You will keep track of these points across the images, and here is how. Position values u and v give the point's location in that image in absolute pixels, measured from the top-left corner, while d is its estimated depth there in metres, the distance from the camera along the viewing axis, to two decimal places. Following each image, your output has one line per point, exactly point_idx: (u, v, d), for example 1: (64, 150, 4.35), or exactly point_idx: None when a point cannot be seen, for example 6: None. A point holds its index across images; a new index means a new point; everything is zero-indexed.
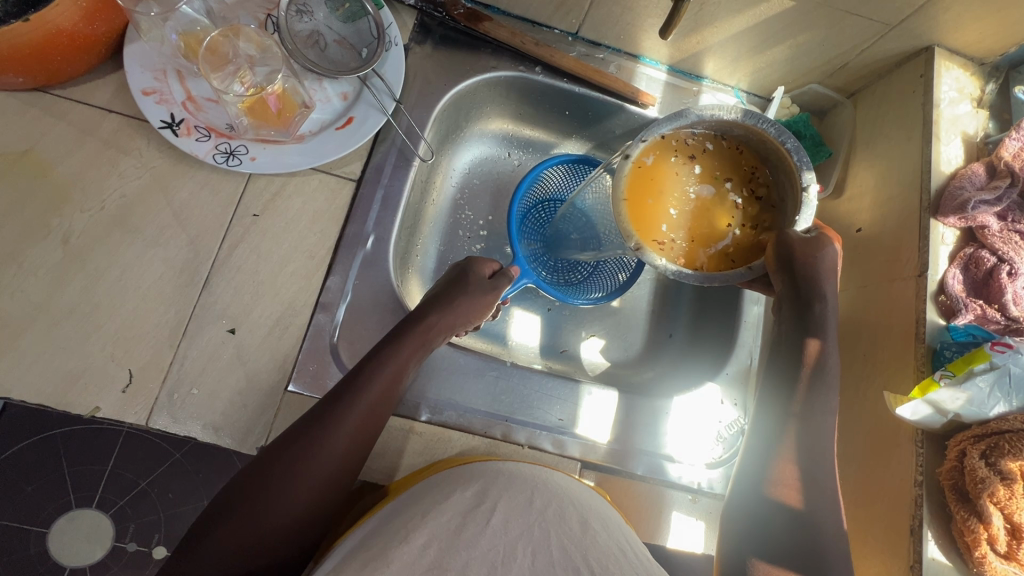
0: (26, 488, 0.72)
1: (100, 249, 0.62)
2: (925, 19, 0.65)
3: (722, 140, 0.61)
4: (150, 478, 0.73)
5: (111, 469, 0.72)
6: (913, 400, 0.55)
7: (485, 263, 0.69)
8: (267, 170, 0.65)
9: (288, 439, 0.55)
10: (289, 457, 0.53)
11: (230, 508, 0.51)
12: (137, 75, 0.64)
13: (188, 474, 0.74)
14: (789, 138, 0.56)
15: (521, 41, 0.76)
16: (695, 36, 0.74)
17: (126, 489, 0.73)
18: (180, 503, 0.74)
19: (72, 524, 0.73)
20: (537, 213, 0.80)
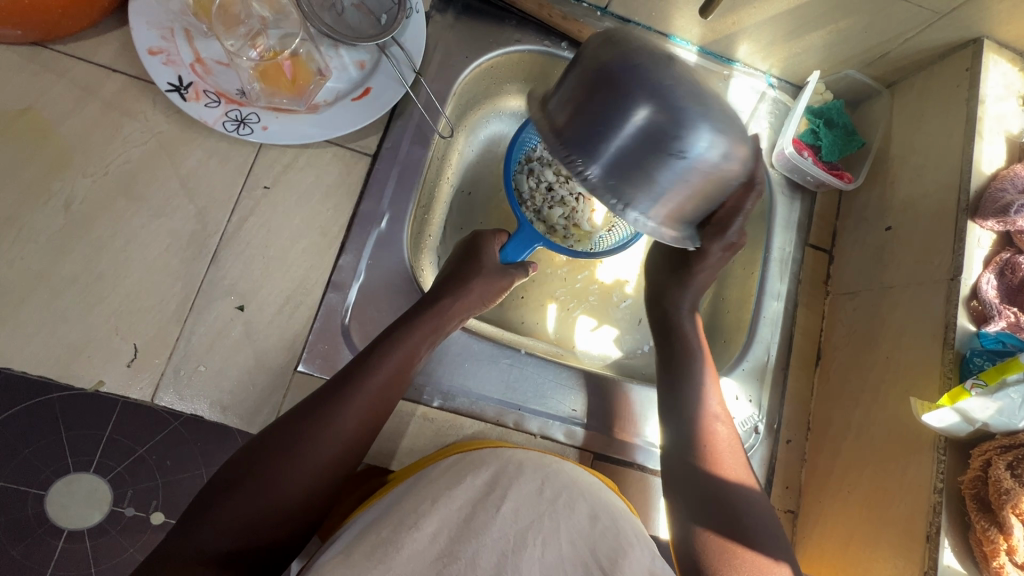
0: (23, 450, 0.70)
1: (102, 216, 0.59)
2: (977, 9, 0.62)
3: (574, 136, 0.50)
4: (148, 445, 0.72)
5: (109, 435, 0.71)
6: (942, 408, 0.54)
7: (495, 240, 0.69)
8: (278, 140, 0.62)
9: (296, 415, 0.53)
10: (297, 434, 0.52)
11: (230, 486, 0.50)
12: (143, 33, 0.60)
13: (187, 443, 0.73)
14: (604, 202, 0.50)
15: (548, 14, 0.73)
16: (732, 16, 0.70)
17: (124, 455, 0.72)
18: (178, 471, 0.73)
19: (71, 488, 0.71)
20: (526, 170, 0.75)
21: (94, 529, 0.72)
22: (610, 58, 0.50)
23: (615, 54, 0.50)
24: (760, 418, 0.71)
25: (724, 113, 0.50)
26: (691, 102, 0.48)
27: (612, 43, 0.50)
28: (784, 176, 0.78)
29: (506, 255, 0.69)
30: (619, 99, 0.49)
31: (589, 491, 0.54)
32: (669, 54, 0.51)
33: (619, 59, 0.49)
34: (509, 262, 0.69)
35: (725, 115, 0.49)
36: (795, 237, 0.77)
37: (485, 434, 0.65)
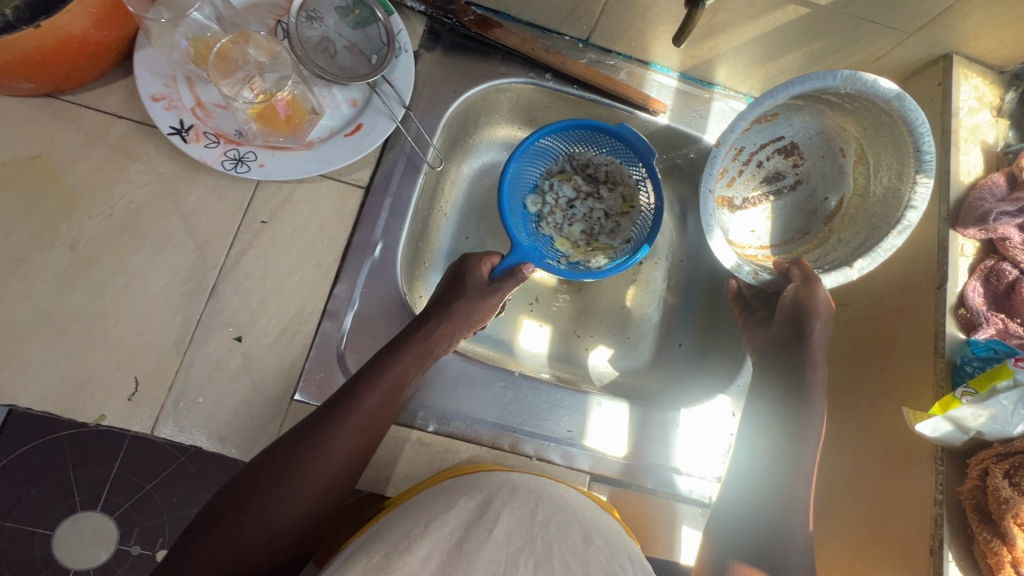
0: (31, 489, 0.74)
1: (106, 254, 0.62)
2: (943, 27, 0.64)
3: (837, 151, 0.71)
4: (154, 481, 0.75)
5: (116, 472, 0.74)
6: (933, 416, 0.54)
7: (483, 259, 0.69)
8: (275, 176, 0.65)
9: (286, 441, 0.54)
10: (287, 459, 0.53)
11: (220, 514, 0.51)
12: (147, 81, 0.64)
13: (192, 478, 0.76)
14: (872, 122, 0.66)
15: (531, 48, 0.75)
16: (707, 43, 0.73)
17: (131, 492, 0.75)
18: (184, 506, 0.76)
19: (77, 527, 0.75)
20: (540, 188, 0.81)
21: (99, 566, 0.77)
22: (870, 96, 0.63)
23: (844, 106, 0.68)
24: None
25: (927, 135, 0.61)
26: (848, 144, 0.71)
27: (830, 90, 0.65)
28: None
29: (498, 271, 0.69)
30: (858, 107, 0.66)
31: (582, 515, 0.55)
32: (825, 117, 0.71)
33: (851, 79, 0.61)
34: (500, 277, 0.68)
35: (895, 149, 0.65)
36: None
37: (483, 459, 0.65)
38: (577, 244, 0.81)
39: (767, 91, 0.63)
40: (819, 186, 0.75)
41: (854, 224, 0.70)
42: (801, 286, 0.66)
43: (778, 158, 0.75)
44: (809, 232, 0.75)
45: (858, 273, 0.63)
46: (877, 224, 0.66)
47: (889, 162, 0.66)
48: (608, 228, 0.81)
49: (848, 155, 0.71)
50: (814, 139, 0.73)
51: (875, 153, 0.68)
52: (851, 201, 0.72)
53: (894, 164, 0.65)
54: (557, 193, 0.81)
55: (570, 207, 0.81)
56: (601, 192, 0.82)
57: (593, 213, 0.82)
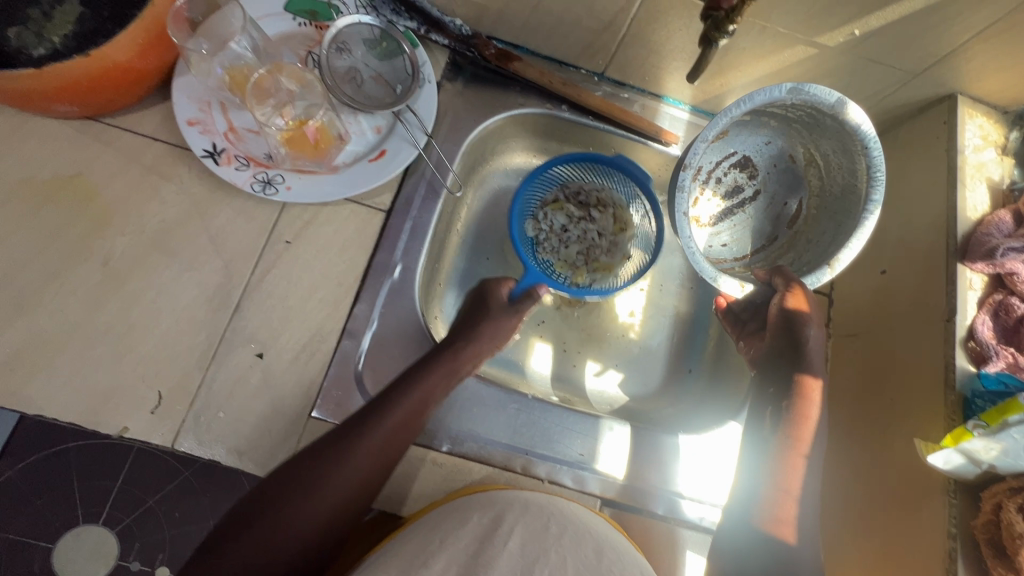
0: (37, 500, 0.78)
1: (136, 271, 0.64)
2: (947, 69, 0.67)
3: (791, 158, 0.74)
4: (157, 496, 0.79)
5: (120, 485, 0.78)
6: (946, 448, 0.54)
7: (503, 283, 0.71)
8: (301, 199, 0.68)
9: (314, 451, 0.56)
10: (314, 470, 0.55)
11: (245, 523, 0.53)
12: (184, 106, 0.68)
13: (194, 495, 0.79)
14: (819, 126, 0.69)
15: (548, 80, 0.78)
16: (719, 78, 0.76)
17: (133, 506, 0.79)
18: (184, 523, 0.79)
19: (79, 540, 0.78)
20: (535, 214, 0.82)
21: None
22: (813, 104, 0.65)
23: (793, 113, 0.70)
24: None
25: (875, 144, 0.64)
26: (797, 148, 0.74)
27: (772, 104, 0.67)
28: None
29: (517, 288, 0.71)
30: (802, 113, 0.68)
31: (595, 531, 0.55)
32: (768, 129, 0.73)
33: (796, 91, 0.62)
34: (518, 297, 0.71)
35: (845, 150, 0.67)
36: None
37: (495, 480, 0.65)
38: (576, 266, 0.82)
39: (721, 111, 0.62)
40: (776, 190, 0.77)
41: (819, 223, 0.72)
42: (786, 294, 0.66)
43: (736, 171, 0.76)
44: (778, 237, 0.77)
45: (839, 269, 0.64)
46: (842, 221, 0.68)
47: (840, 160, 0.69)
48: (604, 248, 0.83)
49: (800, 156, 0.74)
50: (765, 151, 0.76)
51: (825, 154, 0.71)
52: (811, 202, 0.74)
53: (844, 161, 0.68)
54: (554, 218, 0.82)
55: (565, 230, 0.82)
56: (593, 215, 0.83)
57: (589, 236, 0.83)
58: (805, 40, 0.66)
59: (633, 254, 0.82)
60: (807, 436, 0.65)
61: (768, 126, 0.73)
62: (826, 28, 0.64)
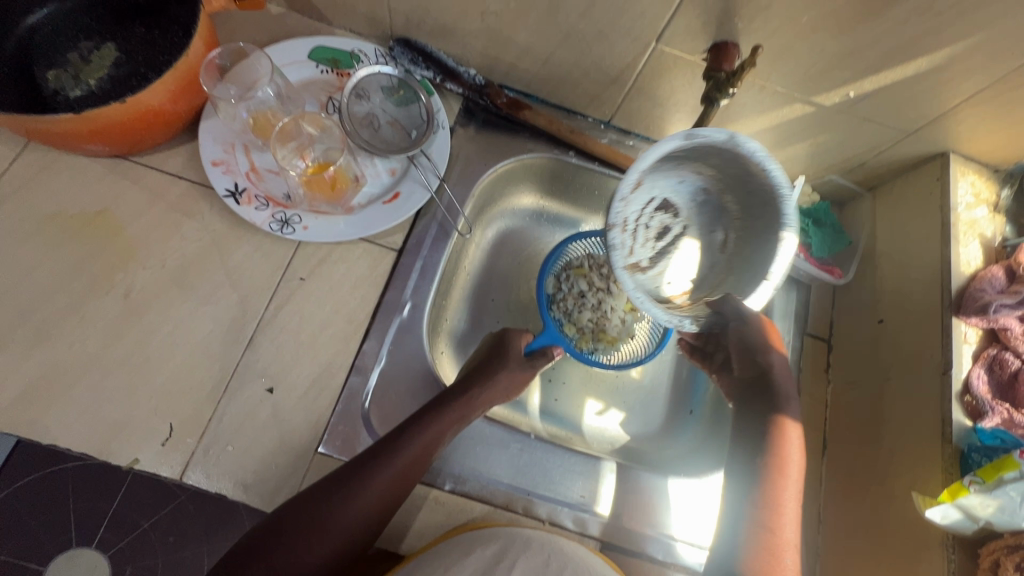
0: (30, 521, 0.75)
1: (155, 304, 0.66)
2: (939, 129, 0.70)
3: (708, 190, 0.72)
4: (152, 520, 0.74)
5: (115, 508, 0.74)
6: (942, 503, 0.55)
7: (520, 336, 0.76)
8: (317, 238, 0.70)
9: (321, 488, 0.58)
10: (320, 507, 0.57)
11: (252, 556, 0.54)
12: (209, 147, 0.71)
13: (189, 518, 0.74)
14: (708, 159, 0.68)
15: (557, 128, 0.82)
16: (720, 130, 0.79)
17: (127, 530, 0.74)
18: (180, 549, 0.74)
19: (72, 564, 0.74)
20: (557, 278, 0.87)
21: None
22: (718, 143, 0.65)
23: (681, 159, 0.68)
24: None
25: (755, 145, 0.64)
26: (693, 176, 0.71)
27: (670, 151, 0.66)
28: None
29: (529, 347, 0.76)
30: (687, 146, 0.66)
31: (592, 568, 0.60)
32: (677, 168, 0.70)
33: (688, 136, 0.64)
34: (534, 354, 0.76)
35: (745, 170, 0.67)
36: (794, 326, 0.80)
37: (490, 517, 0.66)
38: (583, 331, 0.86)
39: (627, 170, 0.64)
40: (699, 224, 0.76)
41: (744, 249, 0.71)
42: (740, 325, 0.68)
43: (659, 214, 0.74)
44: (716, 266, 0.75)
45: (778, 280, 0.65)
46: (766, 238, 0.67)
47: (754, 186, 0.68)
48: (613, 322, 0.87)
49: (707, 190, 0.73)
50: (682, 189, 0.73)
51: (732, 176, 0.69)
52: (735, 228, 0.72)
53: (755, 184, 0.67)
54: (573, 285, 0.87)
55: (581, 296, 0.88)
56: (613, 290, 0.88)
57: (602, 306, 0.88)
58: (802, 99, 0.70)
59: (638, 336, 0.87)
60: (790, 474, 0.63)
61: (665, 176, 0.70)
62: (822, 89, 0.68)
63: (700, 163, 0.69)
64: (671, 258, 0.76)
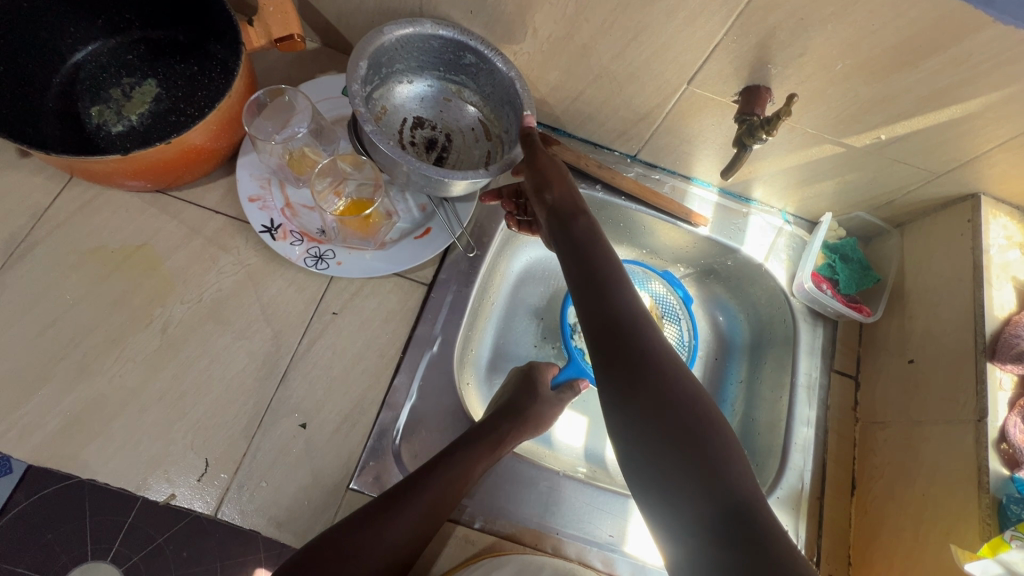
0: (47, 534, 0.76)
1: (192, 338, 0.67)
2: (969, 172, 0.70)
3: (467, 96, 0.78)
4: (167, 534, 0.74)
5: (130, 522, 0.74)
6: (983, 558, 0.58)
7: (548, 369, 0.78)
8: (350, 273, 0.71)
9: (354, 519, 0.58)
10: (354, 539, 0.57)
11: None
12: (246, 183, 0.72)
13: (206, 531, 0.75)
14: (406, 62, 0.73)
15: (585, 163, 0.83)
16: (748, 166, 0.80)
17: (143, 544, 0.74)
18: (191, 564, 0.74)
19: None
20: None
21: None
22: (393, 45, 0.68)
23: (393, 69, 0.73)
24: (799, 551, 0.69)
25: (448, 29, 0.68)
26: (410, 76, 0.76)
27: (385, 56, 0.69)
28: (806, 305, 0.83)
29: (556, 379, 0.79)
30: (403, 49, 0.70)
31: None
32: (385, 89, 0.75)
33: (395, 31, 0.67)
34: (560, 386, 0.79)
35: (455, 54, 0.72)
36: (821, 363, 0.80)
37: (499, 547, 0.65)
38: None
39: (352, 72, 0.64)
40: (453, 122, 0.79)
41: (501, 121, 0.77)
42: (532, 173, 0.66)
43: (419, 130, 0.78)
44: (489, 154, 0.78)
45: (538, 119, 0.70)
46: (511, 111, 0.74)
47: (487, 85, 0.74)
48: None
49: (447, 95, 0.78)
50: (426, 102, 0.78)
51: (470, 76, 0.75)
52: (488, 119, 0.78)
53: (486, 84, 0.74)
54: None
55: None
56: None
57: None
58: (832, 139, 0.70)
59: None
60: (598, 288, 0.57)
61: (396, 92, 0.76)
62: (853, 131, 0.68)
63: (409, 64, 0.74)
64: (454, 152, 0.78)
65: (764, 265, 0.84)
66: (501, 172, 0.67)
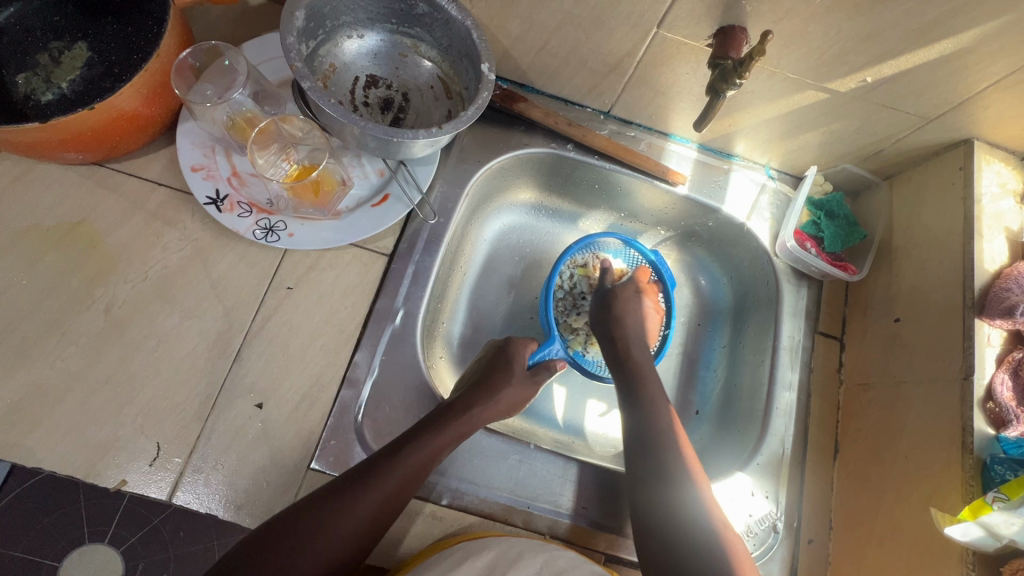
0: (40, 520, 0.85)
1: (138, 319, 0.64)
2: (963, 115, 0.65)
3: (423, 48, 0.72)
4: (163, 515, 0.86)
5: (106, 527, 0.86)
6: (964, 521, 0.54)
7: (524, 344, 0.74)
8: (303, 246, 0.67)
9: (309, 503, 0.56)
10: (309, 525, 0.54)
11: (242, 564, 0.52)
12: (188, 152, 0.68)
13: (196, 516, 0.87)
14: (352, 12, 0.67)
15: (554, 121, 0.78)
16: (727, 119, 0.75)
17: (138, 527, 0.86)
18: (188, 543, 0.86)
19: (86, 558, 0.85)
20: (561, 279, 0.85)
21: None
22: None
23: (338, 21, 0.67)
24: (779, 516, 0.68)
25: None
26: (360, 30, 0.70)
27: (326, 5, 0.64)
28: (789, 266, 0.79)
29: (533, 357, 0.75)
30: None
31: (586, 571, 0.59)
32: (333, 45, 0.70)
33: None
34: (535, 367, 0.74)
35: (403, 2, 0.66)
36: (804, 325, 0.77)
37: (473, 528, 0.63)
38: (578, 334, 0.85)
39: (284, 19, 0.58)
40: (410, 79, 0.73)
41: (460, 74, 0.71)
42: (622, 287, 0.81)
43: (373, 90, 0.72)
44: (449, 111, 0.73)
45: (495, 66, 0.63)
46: (468, 60, 0.68)
47: (442, 34, 0.68)
48: None
49: (402, 50, 0.73)
50: (380, 58, 0.73)
51: (423, 26, 0.69)
52: (447, 73, 0.72)
53: (440, 32, 0.69)
54: (575, 285, 0.86)
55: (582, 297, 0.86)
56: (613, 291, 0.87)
57: None
58: (815, 85, 0.65)
59: None
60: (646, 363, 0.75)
61: (345, 48, 0.71)
62: (836, 75, 0.63)
63: (357, 16, 0.68)
64: (412, 112, 0.73)
65: (746, 224, 0.80)
66: (460, 130, 0.61)
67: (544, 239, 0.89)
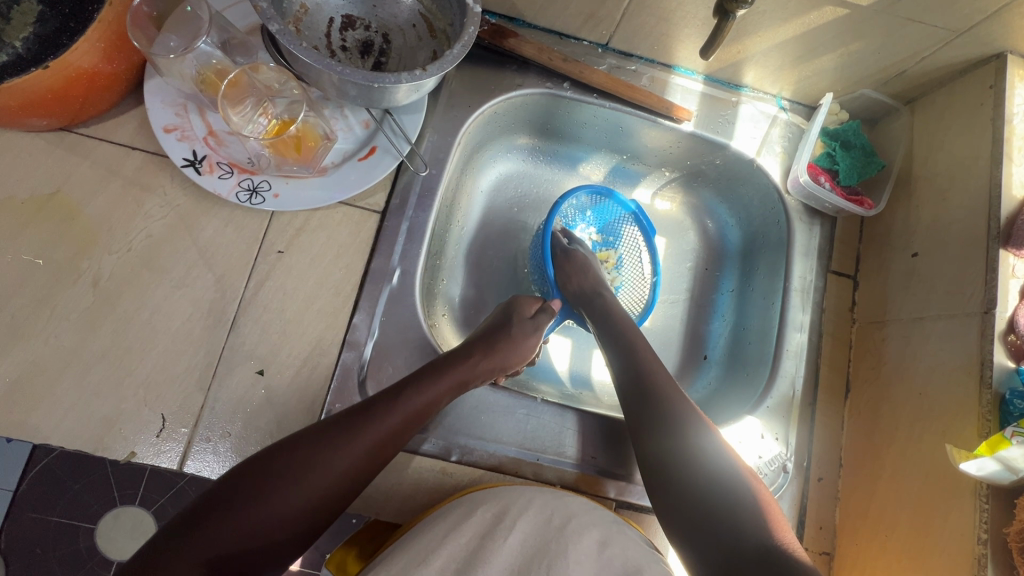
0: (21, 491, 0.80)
1: (128, 290, 0.62)
2: (997, 26, 0.59)
3: None
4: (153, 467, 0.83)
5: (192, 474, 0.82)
6: (980, 456, 0.53)
7: (529, 302, 0.73)
8: (290, 206, 0.64)
9: (300, 440, 0.54)
10: (301, 462, 0.53)
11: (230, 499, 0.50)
12: (159, 112, 0.63)
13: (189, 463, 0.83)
14: None
15: (548, 57, 0.72)
16: (737, 45, 0.69)
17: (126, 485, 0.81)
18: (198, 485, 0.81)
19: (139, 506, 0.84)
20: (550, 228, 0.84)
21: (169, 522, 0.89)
22: None
23: None
24: (789, 457, 0.67)
25: None
26: None
27: None
28: (801, 203, 0.75)
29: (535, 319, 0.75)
30: None
31: (598, 520, 0.59)
32: None
33: None
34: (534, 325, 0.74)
35: None
36: (816, 265, 0.74)
37: (481, 480, 0.64)
38: None
39: None
40: (389, 18, 0.67)
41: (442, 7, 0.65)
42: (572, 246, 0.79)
43: (350, 32, 0.67)
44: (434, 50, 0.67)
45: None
46: None
47: None
48: None
49: None
50: None
51: None
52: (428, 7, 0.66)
53: None
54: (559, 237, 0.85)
55: None
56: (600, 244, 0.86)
57: None
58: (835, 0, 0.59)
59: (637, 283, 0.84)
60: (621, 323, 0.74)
61: None
62: None
63: None
64: (394, 56, 0.68)
65: (756, 160, 0.75)
66: (446, 71, 0.56)
67: (541, 188, 0.86)
